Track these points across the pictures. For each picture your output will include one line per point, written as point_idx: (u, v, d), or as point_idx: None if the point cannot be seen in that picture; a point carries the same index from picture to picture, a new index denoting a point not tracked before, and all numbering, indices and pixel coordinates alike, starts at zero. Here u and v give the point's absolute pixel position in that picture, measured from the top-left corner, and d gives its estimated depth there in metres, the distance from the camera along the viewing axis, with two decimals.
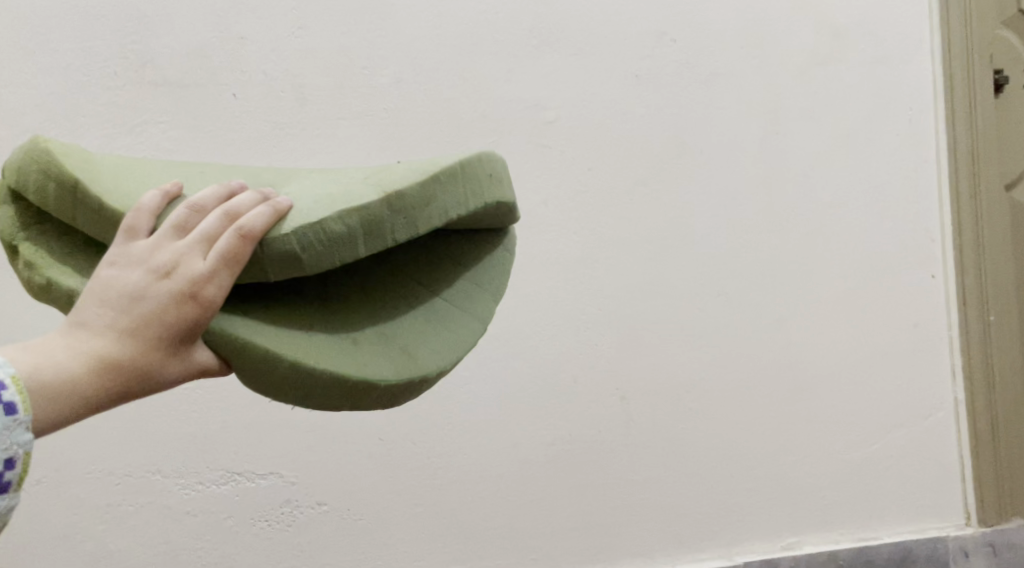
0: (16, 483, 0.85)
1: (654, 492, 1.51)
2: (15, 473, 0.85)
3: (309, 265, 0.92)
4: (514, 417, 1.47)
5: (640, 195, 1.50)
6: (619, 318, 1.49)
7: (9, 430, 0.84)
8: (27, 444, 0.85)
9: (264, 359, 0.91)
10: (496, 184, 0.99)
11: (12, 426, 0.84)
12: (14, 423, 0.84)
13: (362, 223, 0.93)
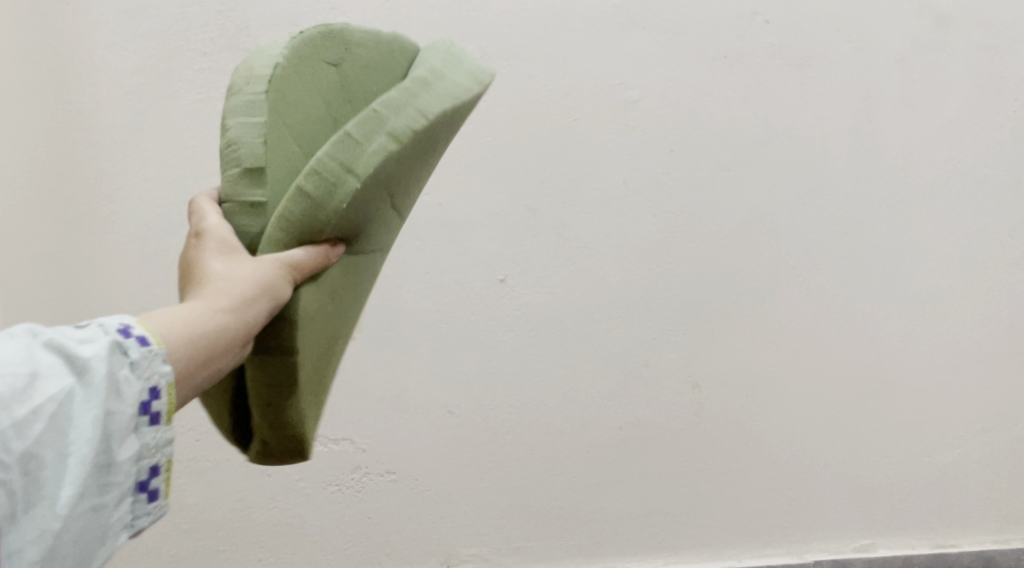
0: (165, 415, 0.89)
1: (724, 484, 1.50)
2: (162, 405, 0.88)
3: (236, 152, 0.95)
4: (585, 399, 1.47)
5: (724, 180, 1.48)
6: (697, 304, 1.48)
7: (147, 361, 0.88)
8: (168, 374, 0.89)
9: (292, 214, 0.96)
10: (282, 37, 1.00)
11: (149, 358, 0.88)
12: (150, 353, 0.88)
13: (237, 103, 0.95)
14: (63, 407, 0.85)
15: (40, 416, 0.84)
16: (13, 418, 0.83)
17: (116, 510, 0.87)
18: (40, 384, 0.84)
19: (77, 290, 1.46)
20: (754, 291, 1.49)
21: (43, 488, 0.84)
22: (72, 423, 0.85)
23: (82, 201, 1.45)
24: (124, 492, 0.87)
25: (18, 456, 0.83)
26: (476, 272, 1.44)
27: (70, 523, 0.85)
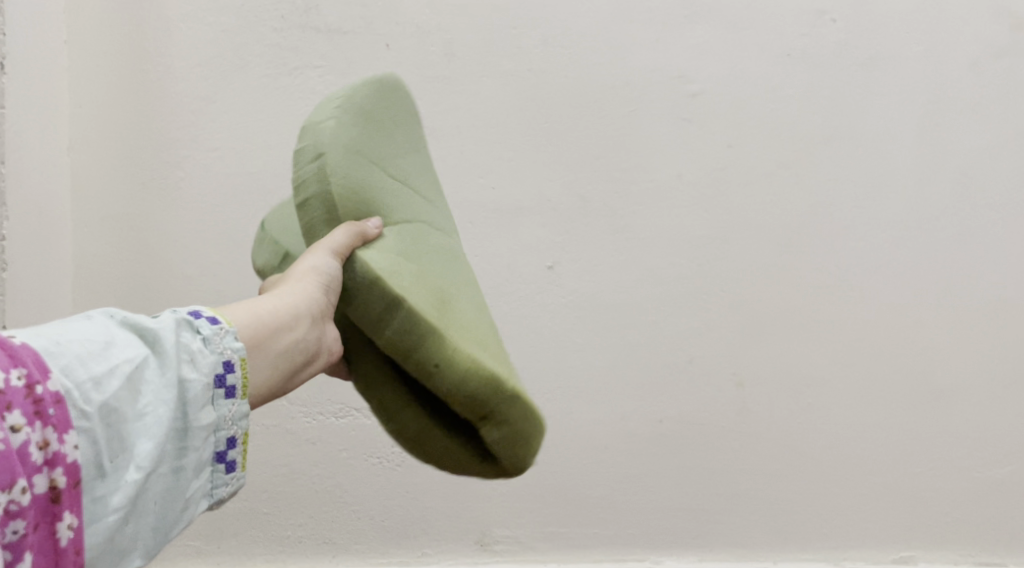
0: (241, 388, 0.83)
1: (762, 484, 1.50)
2: (238, 377, 0.82)
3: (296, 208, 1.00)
4: (628, 390, 1.48)
5: (782, 178, 1.48)
6: (745, 303, 1.49)
7: (219, 337, 0.82)
8: (240, 348, 0.83)
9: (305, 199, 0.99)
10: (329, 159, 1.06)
11: (220, 333, 0.83)
12: (222, 330, 0.83)
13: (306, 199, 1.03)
14: (144, 371, 0.78)
15: (119, 377, 0.77)
16: (92, 376, 0.76)
17: (191, 482, 0.81)
18: (118, 347, 0.78)
19: (143, 253, 1.51)
20: (802, 292, 1.49)
21: (125, 448, 0.77)
22: (151, 390, 0.79)
23: (154, 167, 1.50)
24: (203, 462, 0.81)
25: (100, 413, 0.76)
26: (527, 259, 1.47)
27: (147, 492, 0.79)
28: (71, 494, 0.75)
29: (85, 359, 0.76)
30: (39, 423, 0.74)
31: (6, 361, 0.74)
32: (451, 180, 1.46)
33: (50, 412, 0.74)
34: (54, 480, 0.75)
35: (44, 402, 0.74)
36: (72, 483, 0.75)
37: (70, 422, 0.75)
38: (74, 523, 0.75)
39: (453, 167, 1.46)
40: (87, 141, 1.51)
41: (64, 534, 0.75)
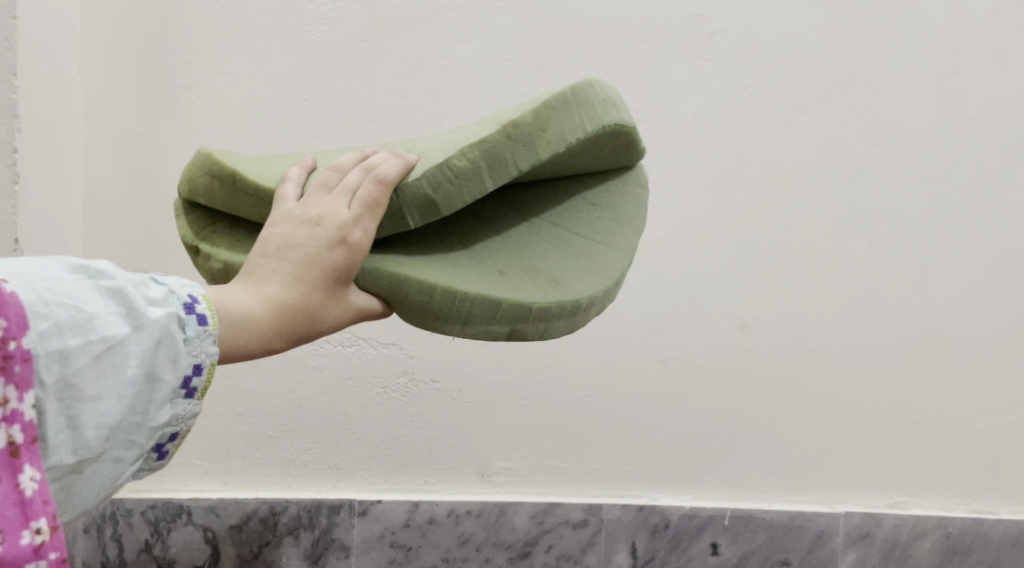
0: (201, 391, 0.88)
1: (762, 426, 1.52)
2: (202, 381, 0.87)
3: (443, 207, 0.99)
4: (632, 329, 1.49)
5: (797, 121, 1.49)
6: (753, 247, 1.50)
7: (200, 340, 0.87)
8: (214, 355, 0.88)
9: (422, 290, 0.98)
10: (609, 106, 1.04)
11: (202, 336, 0.87)
12: (205, 333, 0.87)
13: (484, 156, 0.99)
14: (115, 354, 0.84)
15: (86, 355, 0.83)
16: (61, 347, 0.82)
17: (129, 470, 0.86)
18: (101, 323, 0.83)
19: (153, 174, 1.50)
20: (810, 236, 1.50)
21: (73, 423, 0.83)
22: (114, 375, 0.84)
23: (163, 87, 1.49)
24: (142, 454, 0.87)
25: (58, 383, 0.82)
26: None
27: (83, 473, 0.84)
28: (29, 450, 0.81)
29: (65, 328, 0.82)
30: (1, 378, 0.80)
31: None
32: (461, 115, 1.49)
33: (15, 369, 0.81)
34: (11, 436, 0.81)
35: (11, 358, 0.80)
36: (29, 441, 0.81)
37: (31, 382, 0.81)
38: (35, 477, 0.81)
39: (464, 101, 1.49)
40: (98, 61, 1.49)
41: (26, 487, 0.81)
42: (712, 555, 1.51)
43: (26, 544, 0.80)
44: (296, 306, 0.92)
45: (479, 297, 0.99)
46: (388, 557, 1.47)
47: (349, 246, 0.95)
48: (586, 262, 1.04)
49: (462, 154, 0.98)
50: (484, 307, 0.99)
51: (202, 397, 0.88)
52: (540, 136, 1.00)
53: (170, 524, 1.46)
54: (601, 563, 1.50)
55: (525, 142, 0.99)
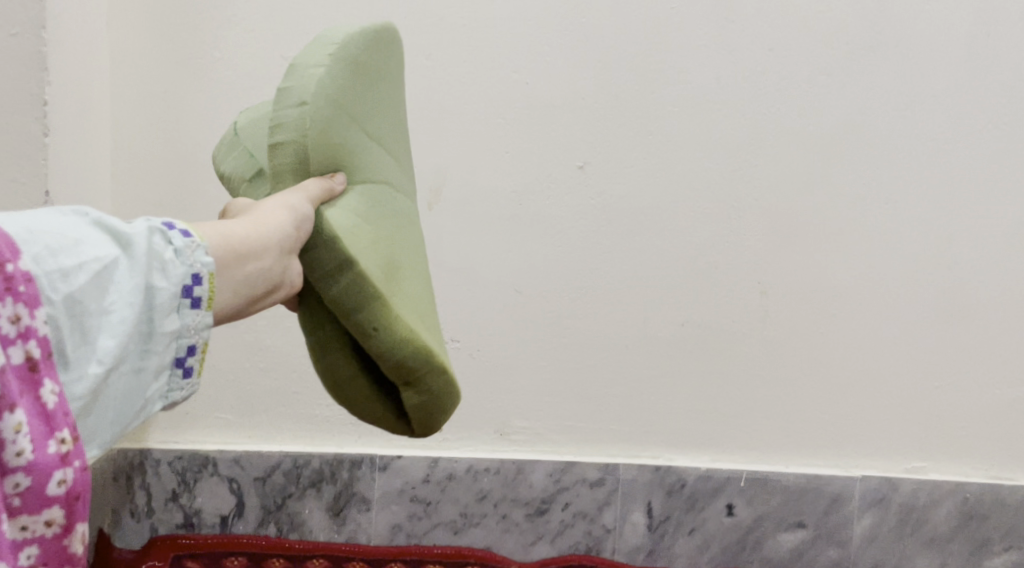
0: (207, 300, 0.91)
1: (779, 390, 1.53)
2: (204, 290, 0.91)
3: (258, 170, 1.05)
4: (651, 292, 1.50)
5: (822, 85, 1.48)
6: (775, 212, 1.49)
7: (191, 249, 0.90)
8: (209, 264, 0.91)
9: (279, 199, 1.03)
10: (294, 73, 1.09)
11: (192, 247, 0.90)
12: (192, 244, 0.90)
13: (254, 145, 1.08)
14: (113, 268, 0.86)
15: (85, 271, 0.84)
16: (59, 266, 0.83)
17: (152, 382, 0.89)
18: (88, 244, 0.85)
19: (180, 131, 1.52)
20: (833, 202, 1.49)
21: (88, 339, 0.84)
22: (117, 287, 0.86)
23: (189, 44, 1.51)
24: (163, 366, 0.89)
25: (67, 301, 0.83)
26: (558, 156, 1.48)
27: (112, 385, 0.86)
28: (47, 363, 0.82)
29: (56, 251, 0.83)
30: (10, 299, 0.80)
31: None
32: (485, 76, 1.48)
33: (20, 289, 0.81)
34: (29, 351, 0.81)
35: (15, 280, 0.80)
36: (46, 354, 0.82)
37: (39, 298, 0.82)
38: (55, 390, 0.82)
39: (486, 60, 1.48)
40: (125, 16, 1.50)
41: (49, 399, 0.81)
42: (727, 515, 1.54)
43: (53, 453, 0.81)
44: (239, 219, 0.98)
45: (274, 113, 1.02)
46: (407, 511, 1.51)
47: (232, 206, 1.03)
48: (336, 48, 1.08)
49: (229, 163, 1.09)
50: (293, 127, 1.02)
51: (208, 306, 0.91)
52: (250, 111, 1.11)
53: (196, 475, 1.50)
54: (617, 522, 1.53)
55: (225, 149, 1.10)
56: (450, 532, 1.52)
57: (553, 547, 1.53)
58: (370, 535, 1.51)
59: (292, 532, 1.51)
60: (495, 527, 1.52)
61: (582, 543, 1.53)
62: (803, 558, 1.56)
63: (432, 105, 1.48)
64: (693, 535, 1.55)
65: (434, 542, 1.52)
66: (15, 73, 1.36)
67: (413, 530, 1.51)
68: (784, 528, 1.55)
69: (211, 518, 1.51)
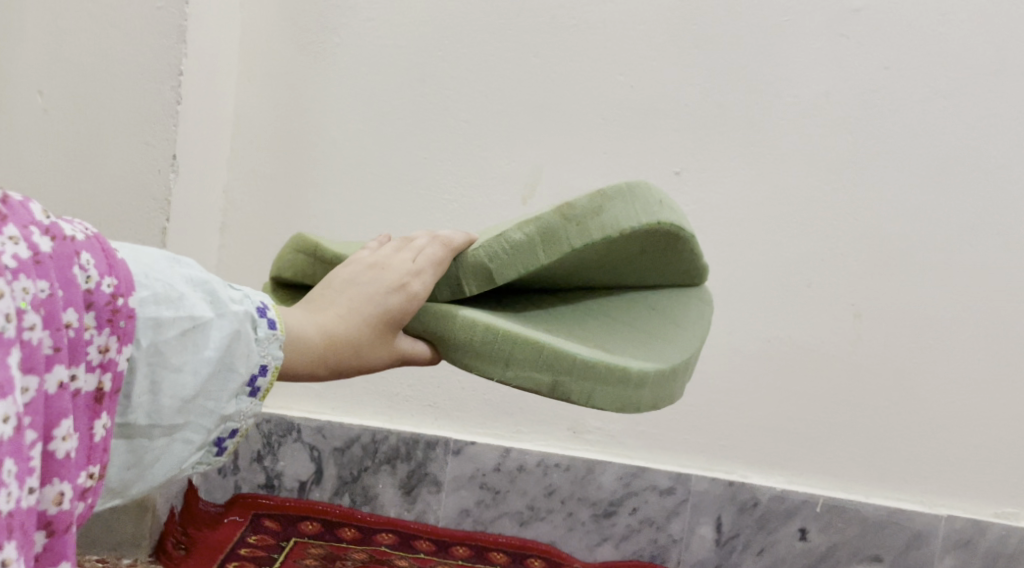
0: (264, 392, 0.88)
1: (865, 418, 1.50)
2: (266, 382, 0.88)
3: (495, 275, 0.98)
4: (738, 305, 1.50)
5: (936, 108, 1.45)
6: (875, 233, 1.47)
7: (267, 342, 0.88)
8: (280, 358, 0.88)
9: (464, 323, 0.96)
10: (603, 228, 0.97)
11: (270, 339, 0.88)
12: (273, 337, 0.88)
13: (538, 232, 0.97)
14: (202, 331, 0.84)
15: (176, 328, 0.83)
16: (156, 316, 0.83)
17: (192, 456, 0.86)
18: (190, 299, 0.85)
19: (295, 111, 1.56)
20: (937, 228, 1.47)
21: (155, 393, 0.83)
22: (198, 351, 0.84)
23: (314, 29, 1.55)
24: (203, 443, 0.86)
25: (148, 350, 0.82)
26: (657, 160, 1.50)
27: (153, 447, 0.84)
28: (112, 400, 0.80)
29: (158, 299, 0.83)
30: (106, 330, 0.80)
31: (104, 268, 0.80)
32: (593, 77, 1.50)
33: (120, 323, 0.80)
34: (101, 383, 0.80)
35: (118, 313, 0.80)
36: (114, 393, 0.80)
37: (131, 337, 0.81)
38: (107, 425, 0.80)
39: (594, 62, 1.50)
40: None
41: (98, 432, 0.79)
42: (800, 540, 1.51)
43: (80, 483, 0.79)
44: (331, 347, 0.92)
45: (517, 339, 0.95)
46: (476, 496, 1.53)
47: (406, 293, 0.96)
48: (636, 348, 1.00)
49: (519, 228, 0.97)
50: (527, 354, 0.95)
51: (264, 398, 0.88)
52: (593, 220, 0.97)
53: (281, 439, 1.55)
54: (684, 532, 1.52)
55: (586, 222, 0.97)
56: (516, 523, 1.54)
57: (617, 550, 1.53)
58: (438, 516, 1.54)
59: (365, 505, 1.56)
60: (561, 524, 1.53)
61: (647, 551, 1.53)
62: None
63: (537, 102, 1.52)
64: (762, 556, 1.52)
65: (500, 531, 1.54)
66: (157, 42, 1.41)
67: (480, 516, 1.54)
68: (860, 559, 1.50)
69: (291, 483, 1.56)
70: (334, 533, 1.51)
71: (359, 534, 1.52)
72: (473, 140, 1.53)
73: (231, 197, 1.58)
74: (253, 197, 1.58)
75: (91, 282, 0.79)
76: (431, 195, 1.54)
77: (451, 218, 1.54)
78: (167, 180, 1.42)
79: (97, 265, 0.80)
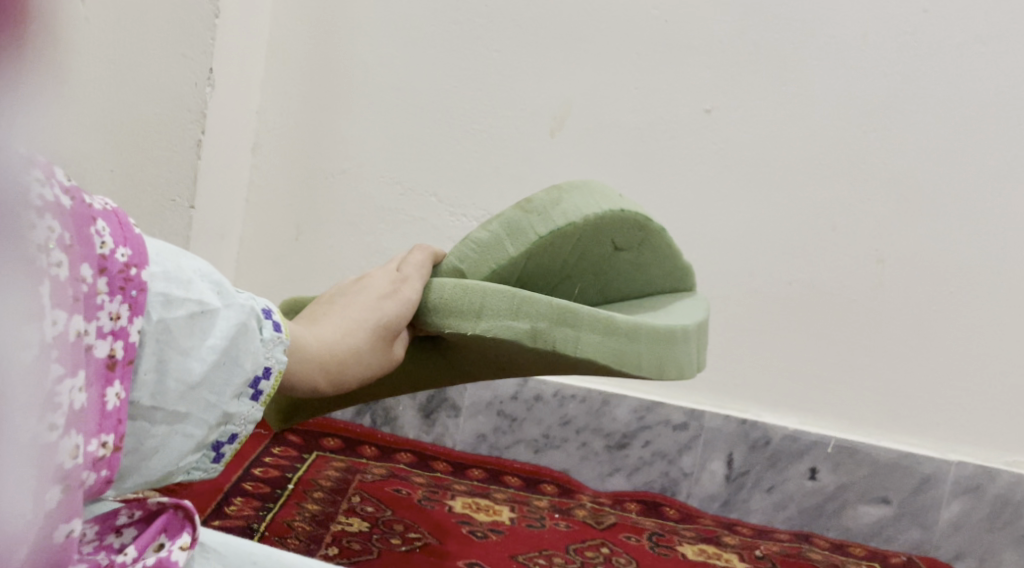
0: (266, 396, 0.78)
1: (883, 364, 1.51)
2: (268, 386, 0.78)
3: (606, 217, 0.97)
4: (761, 248, 1.51)
5: (976, 53, 1.44)
6: (903, 180, 1.47)
7: (272, 345, 0.79)
8: (283, 363, 0.79)
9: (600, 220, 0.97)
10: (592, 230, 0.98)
11: (275, 342, 0.79)
12: (278, 339, 0.79)
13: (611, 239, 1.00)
14: (213, 321, 0.74)
15: (185, 308, 0.72)
16: (165, 292, 0.71)
17: (188, 457, 0.74)
18: (199, 284, 0.74)
19: (327, 34, 1.56)
20: (968, 176, 1.46)
21: (157, 373, 0.70)
22: (205, 339, 0.73)
23: None
24: (201, 443, 0.74)
25: (155, 324, 0.70)
26: (688, 97, 1.49)
27: (148, 440, 0.71)
28: (124, 369, 0.68)
29: (168, 276, 0.72)
30: (119, 296, 0.67)
31: (120, 237, 0.68)
32: (629, 10, 1.49)
33: (132, 292, 0.68)
34: (114, 351, 0.67)
35: (132, 282, 0.68)
36: (127, 362, 0.68)
37: (142, 308, 0.69)
38: (119, 394, 0.67)
39: None
40: None
41: (110, 401, 0.67)
42: (810, 479, 1.53)
43: (91, 453, 0.65)
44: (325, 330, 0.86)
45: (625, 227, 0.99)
46: (492, 423, 1.58)
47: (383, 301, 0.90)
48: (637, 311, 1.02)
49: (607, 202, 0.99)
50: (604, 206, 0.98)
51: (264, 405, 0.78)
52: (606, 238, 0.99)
53: None
54: (695, 467, 1.55)
55: (542, 213, 0.94)
56: (531, 451, 1.58)
57: (628, 481, 1.57)
58: (455, 440, 1.60)
59: (385, 425, 1.61)
60: (575, 453, 1.57)
61: (657, 483, 1.57)
62: (881, 534, 1.53)
63: (569, 33, 1.51)
64: (771, 493, 1.55)
65: (515, 457, 1.59)
66: None
67: (496, 442, 1.59)
68: (867, 500, 1.53)
69: None
70: (356, 449, 1.54)
71: (379, 452, 1.55)
72: (504, 70, 1.53)
73: (263, 118, 1.59)
74: (284, 120, 1.59)
75: (108, 246, 0.67)
76: (461, 125, 1.54)
77: (477, 147, 1.54)
78: (204, 94, 1.43)
79: (112, 233, 0.68)
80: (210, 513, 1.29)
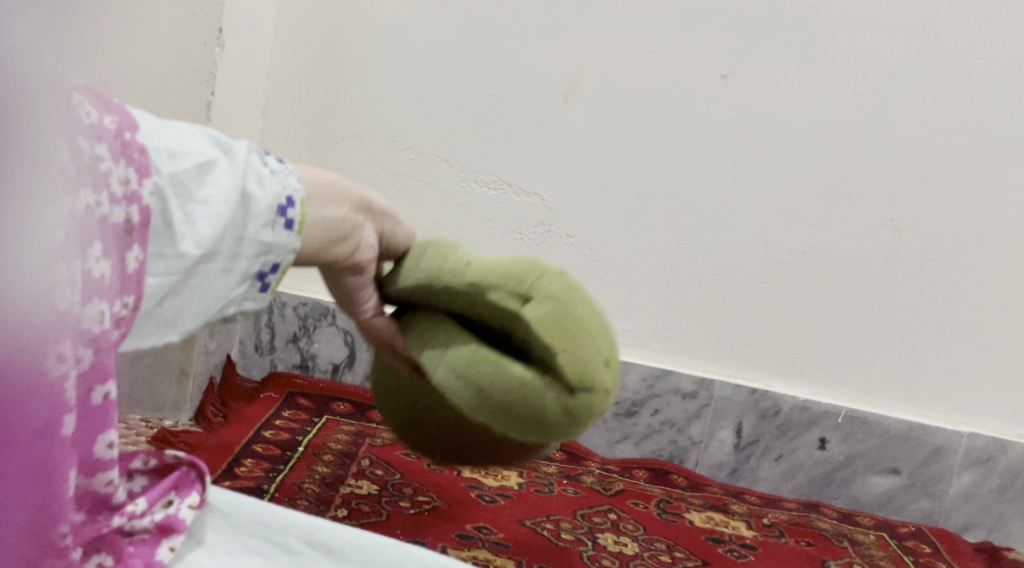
0: (299, 223, 0.82)
1: (896, 334, 1.50)
2: (298, 213, 0.82)
3: None
4: (775, 216, 1.49)
5: (999, 19, 1.41)
6: (920, 148, 1.45)
7: (286, 175, 0.82)
8: (302, 190, 0.82)
9: None
10: None
11: (287, 172, 0.82)
12: (287, 169, 0.83)
13: None
14: (214, 170, 0.78)
15: (191, 159, 0.77)
16: (168, 146, 0.77)
17: (239, 287, 0.81)
18: (199, 140, 0.79)
19: None
20: (987, 144, 1.44)
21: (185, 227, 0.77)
22: (219, 183, 0.78)
23: None
24: (248, 272, 0.81)
25: (168, 180, 0.76)
26: (705, 62, 1.47)
27: (200, 279, 0.79)
28: (143, 229, 0.75)
29: (165, 135, 0.77)
30: (122, 161, 0.74)
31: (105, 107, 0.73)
32: None
33: (133, 156, 0.75)
34: (129, 215, 0.74)
35: (130, 146, 0.74)
36: (144, 222, 0.75)
37: (148, 169, 0.75)
38: (140, 256, 0.75)
39: None
40: None
41: (132, 261, 0.75)
42: (820, 449, 1.53)
43: (116, 312, 0.75)
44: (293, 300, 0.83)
45: None
46: None
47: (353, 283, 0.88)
48: None
49: None
50: None
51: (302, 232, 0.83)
52: None
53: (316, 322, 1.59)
54: (704, 436, 1.55)
55: None
56: None
57: (637, 449, 1.57)
58: None
59: None
60: None
61: (667, 450, 1.57)
62: (891, 504, 1.54)
63: None
64: (781, 462, 1.55)
65: None
66: None
67: None
68: (876, 471, 1.53)
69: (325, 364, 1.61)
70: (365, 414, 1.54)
71: None
72: (517, 32, 1.51)
73: (273, 79, 1.57)
74: (294, 82, 1.57)
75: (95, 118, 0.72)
76: (474, 88, 1.53)
77: (489, 111, 1.53)
78: (212, 53, 1.40)
79: None
80: (221, 474, 1.29)
